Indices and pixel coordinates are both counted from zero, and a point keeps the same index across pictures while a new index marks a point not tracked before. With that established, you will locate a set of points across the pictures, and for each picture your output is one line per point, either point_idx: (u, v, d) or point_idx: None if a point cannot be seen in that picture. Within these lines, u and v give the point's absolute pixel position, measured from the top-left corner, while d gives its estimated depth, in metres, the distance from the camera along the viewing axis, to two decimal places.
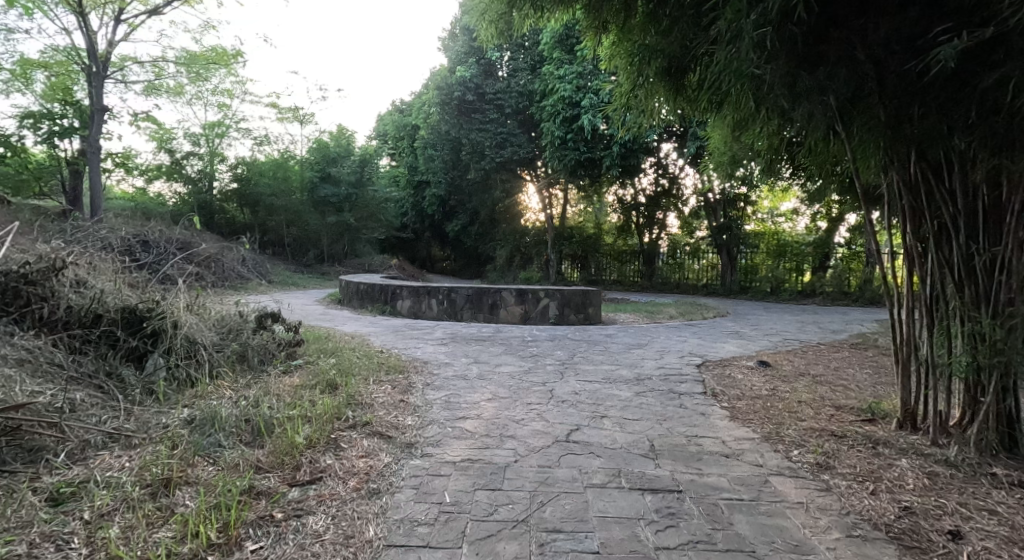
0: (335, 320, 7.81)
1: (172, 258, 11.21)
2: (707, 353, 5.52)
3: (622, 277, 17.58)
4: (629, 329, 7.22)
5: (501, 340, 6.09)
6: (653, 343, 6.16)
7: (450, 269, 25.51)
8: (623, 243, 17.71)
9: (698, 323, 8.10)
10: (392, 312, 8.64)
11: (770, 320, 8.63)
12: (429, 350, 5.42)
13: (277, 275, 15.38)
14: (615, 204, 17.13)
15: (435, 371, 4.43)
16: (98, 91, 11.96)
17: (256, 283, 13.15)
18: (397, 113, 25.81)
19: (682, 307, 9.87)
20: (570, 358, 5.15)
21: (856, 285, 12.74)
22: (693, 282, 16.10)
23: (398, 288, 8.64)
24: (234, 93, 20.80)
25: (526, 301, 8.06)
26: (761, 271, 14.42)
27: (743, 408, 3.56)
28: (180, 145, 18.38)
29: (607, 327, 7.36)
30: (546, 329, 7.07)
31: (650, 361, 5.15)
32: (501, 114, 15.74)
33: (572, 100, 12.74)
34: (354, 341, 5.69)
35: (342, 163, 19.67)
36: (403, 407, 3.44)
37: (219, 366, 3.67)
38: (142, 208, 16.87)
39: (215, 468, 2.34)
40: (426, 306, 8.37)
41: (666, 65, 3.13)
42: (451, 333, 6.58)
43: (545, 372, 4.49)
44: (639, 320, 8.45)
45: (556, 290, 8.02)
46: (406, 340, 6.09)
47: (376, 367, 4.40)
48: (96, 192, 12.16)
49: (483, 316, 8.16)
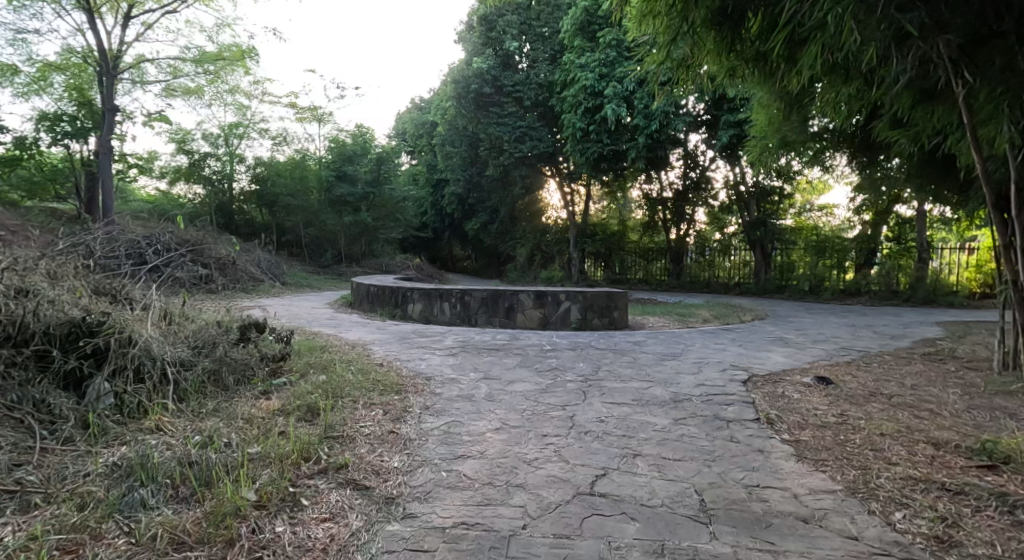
0: (342, 326, 7.29)
1: (180, 260, 10.86)
2: (753, 366, 4.81)
3: (649, 276, 16.81)
4: (660, 335, 6.53)
5: (517, 350, 5.48)
6: (688, 352, 5.47)
7: (470, 268, 25.04)
8: (649, 240, 16.96)
9: (736, 327, 7.36)
10: (402, 316, 8.10)
11: (814, 324, 7.85)
12: (435, 362, 4.84)
13: (292, 276, 15.03)
14: (641, 200, 16.43)
15: (437, 390, 3.85)
16: (108, 93, 11.51)
17: (269, 285, 12.77)
18: (415, 110, 25.41)
19: (717, 309, 9.14)
20: (595, 372, 4.52)
21: (906, 283, 11.73)
22: (724, 281, 15.26)
23: (408, 290, 8.09)
24: (253, 93, 20.60)
25: (545, 304, 7.43)
26: (798, 268, 13.52)
27: (808, 442, 2.88)
28: (196, 144, 18.12)
29: (635, 333, 6.69)
30: (568, 336, 6.43)
31: (687, 376, 4.47)
32: (521, 107, 15.09)
33: (595, 89, 12.05)
34: (354, 352, 5.13)
35: (359, 161, 19.22)
36: (391, 441, 2.85)
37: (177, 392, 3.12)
38: (159, 209, 16.64)
39: (122, 545, 1.78)
40: (438, 310, 7.79)
41: (719, 8, 2.56)
42: (462, 341, 5.99)
43: (564, 392, 3.86)
44: (670, 323, 7.75)
45: (578, 292, 7.39)
46: (413, 350, 5.53)
47: (369, 387, 3.81)
48: (107, 193, 11.78)
49: (499, 321, 7.55)
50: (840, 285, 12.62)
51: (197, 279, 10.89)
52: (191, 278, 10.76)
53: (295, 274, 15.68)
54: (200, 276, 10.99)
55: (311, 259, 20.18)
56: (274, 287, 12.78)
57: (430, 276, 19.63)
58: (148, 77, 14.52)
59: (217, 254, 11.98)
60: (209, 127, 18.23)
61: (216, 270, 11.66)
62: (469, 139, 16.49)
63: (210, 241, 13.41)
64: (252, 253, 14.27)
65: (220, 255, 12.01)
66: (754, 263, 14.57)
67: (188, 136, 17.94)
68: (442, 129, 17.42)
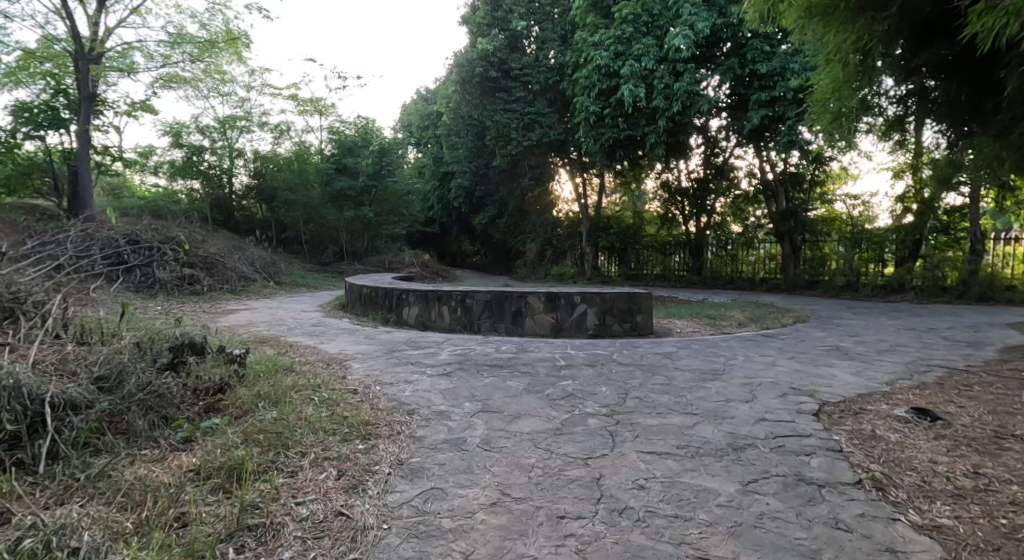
0: (325, 334, 6.42)
1: (163, 260, 10.08)
2: (820, 390, 3.85)
3: (667, 271, 15.72)
4: (694, 345, 5.58)
5: (525, 367, 4.57)
6: (732, 368, 4.53)
7: (480, 264, 24.20)
8: (667, 234, 15.88)
9: (779, 333, 6.38)
10: (397, 322, 7.22)
11: (867, 328, 6.85)
12: (424, 386, 3.95)
13: (289, 274, 14.19)
14: (658, 189, 15.51)
15: (419, 433, 2.95)
16: (84, 79, 10.67)
17: (263, 285, 11.96)
18: (421, 101, 24.56)
19: (750, 311, 8.14)
20: (622, 402, 3.59)
21: (955, 279, 10.62)
22: (749, 277, 14.19)
23: (403, 293, 7.20)
24: (252, 84, 19.83)
25: (558, 308, 6.50)
26: (831, 263, 12.47)
27: (957, 532, 1.96)
28: (192, 138, 17.37)
29: (663, 342, 5.74)
30: (584, 347, 5.49)
31: (740, 404, 3.53)
32: (530, 92, 14.11)
33: (610, 69, 11.05)
34: (326, 373, 4.25)
35: (360, 153, 18.34)
36: (334, 535, 1.95)
37: (41, 460, 2.27)
38: (153, 205, 15.84)
39: None
40: (436, 315, 6.89)
41: None
42: (460, 355, 5.10)
43: (585, 435, 2.94)
44: (700, 328, 6.80)
45: (595, 294, 6.47)
46: (399, 366, 4.63)
47: (328, 430, 2.91)
48: (87, 188, 10.99)
49: (506, 327, 6.63)
50: (881, 281, 11.53)
51: (181, 279, 10.09)
52: (174, 279, 9.96)
53: (293, 272, 14.86)
54: (185, 276, 10.19)
55: (311, 257, 19.32)
56: (266, 287, 11.96)
57: (437, 273, 18.75)
58: (137, 67, 13.74)
59: (205, 252, 11.17)
60: (205, 119, 17.44)
61: (203, 270, 10.85)
62: (475, 128, 15.58)
63: (200, 239, 12.61)
64: (245, 252, 13.45)
65: (207, 253, 11.20)
66: (781, 257, 13.54)
67: (183, 128, 17.18)
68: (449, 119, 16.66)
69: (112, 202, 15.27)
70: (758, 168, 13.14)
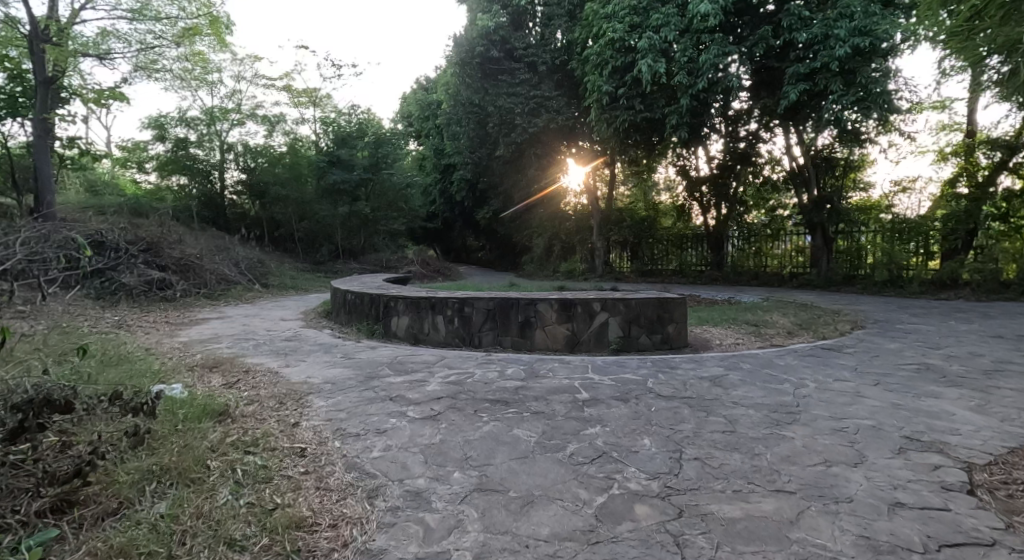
0: (297, 352, 5.39)
1: (130, 263, 9.14)
2: (949, 442, 2.78)
3: (684, 267, 14.65)
4: (745, 366, 4.50)
5: (537, 404, 3.51)
6: (809, 403, 3.45)
7: (485, 260, 23.22)
8: (685, 226, 14.73)
9: (841, 345, 5.29)
10: (385, 334, 6.19)
11: (944, 335, 5.75)
12: (401, 441, 2.91)
13: (279, 275, 13.19)
14: (677, 178, 14.43)
15: (380, 548, 1.92)
16: (40, 63, 9.72)
17: (246, 289, 10.93)
18: (421, 90, 23.58)
19: (796, 316, 7.05)
20: (677, 470, 2.53)
21: (1017, 273, 9.52)
22: (775, 271, 13.06)
23: (391, 300, 6.17)
24: (243, 75, 18.87)
25: (574, 318, 5.44)
26: (869, 257, 11.37)
27: None
28: (176, 130, 16.38)
29: (705, 363, 4.67)
30: (609, 370, 4.43)
31: (850, 472, 2.46)
32: (535, 74, 13.13)
33: (624, 44, 9.96)
34: (275, 421, 3.17)
35: (356, 144, 17.29)
36: None
37: None
38: (135, 201, 14.79)
39: None
40: (430, 326, 5.87)
41: None
42: (455, 384, 4.04)
43: (637, 547, 1.90)
44: (744, 339, 5.74)
45: (618, 300, 5.40)
46: (374, 404, 3.59)
47: (233, 546, 1.88)
48: (48, 184, 10.01)
49: (511, 341, 5.57)
50: (928, 275, 10.39)
51: (150, 284, 9.00)
52: (141, 283, 8.87)
53: (283, 272, 13.85)
54: (154, 281, 9.11)
55: (305, 255, 18.31)
56: (250, 290, 10.93)
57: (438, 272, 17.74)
58: (113, 53, 12.85)
59: (179, 253, 10.15)
60: (190, 110, 16.38)
61: (176, 274, 9.77)
62: (476, 115, 14.53)
63: (179, 239, 11.62)
64: (229, 252, 12.43)
65: (183, 254, 10.15)
66: (811, 250, 12.42)
67: (166, 121, 16.18)
68: (450, 105, 15.64)
69: (91, 200, 14.26)
70: (786, 153, 12.05)
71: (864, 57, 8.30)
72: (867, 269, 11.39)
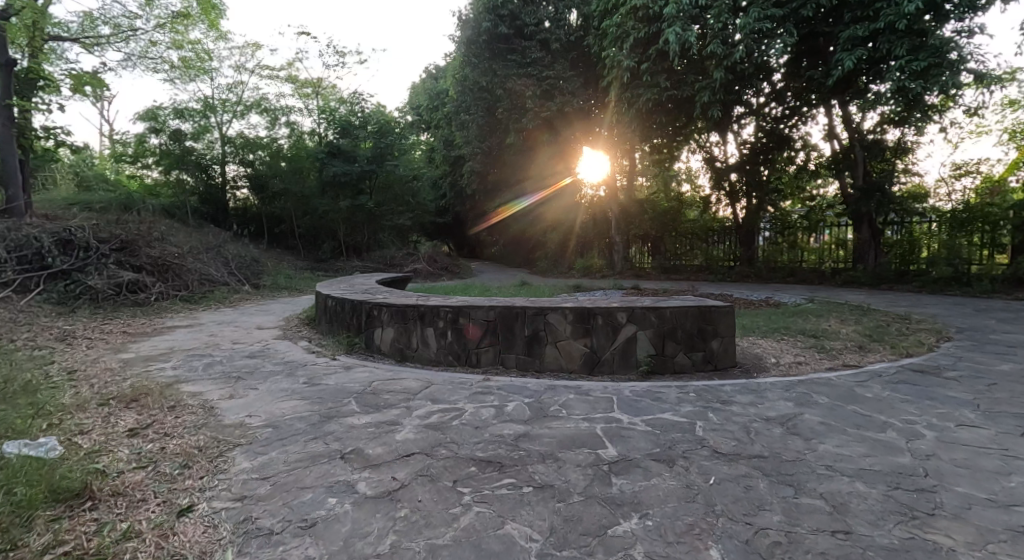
0: (253, 374, 4.40)
1: (101, 264, 8.32)
2: None
3: (710, 262, 13.49)
4: (822, 401, 3.41)
5: (544, 471, 2.48)
6: (942, 472, 2.37)
7: (499, 255, 22.23)
8: (711, 218, 13.56)
9: (935, 366, 4.16)
10: (367, 350, 5.21)
11: None
12: (332, 550, 1.90)
13: (274, 275, 12.31)
14: (704, 166, 13.25)
15: None
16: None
17: (234, 290, 10.02)
18: (430, 80, 22.63)
19: (859, 324, 5.90)
20: None
21: None
22: (814, 267, 11.85)
23: (374, 308, 5.18)
24: (243, 66, 18.05)
25: (593, 332, 4.38)
26: (924, 250, 10.16)
27: None
28: (171, 123, 15.26)
29: (765, 396, 3.57)
30: (640, 407, 3.38)
31: None
32: (548, 52, 12.16)
33: (650, 12, 8.88)
34: (156, 504, 2.16)
35: (358, 134, 16.34)
36: None
37: None
38: (126, 197, 13.99)
39: None
40: (418, 341, 4.84)
41: None
42: (434, 433, 3.01)
43: None
44: (805, 356, 4.64)
45: (647, 310, 4.33)
46: (316, 466, 2.58)
47: None
48: (15, 176, 9.19)
49: (516, 360, 4.53)
50: (1001, 272, 9.12)
51: (120, 287, 8.08)
52: (110, 285, 7.95)
53: (279, 271, 12.95)
54: (125, 283, 8.18)
55: (307, 253, 17.45)
56: (237, 291, 10.00)
57: (447, 269, 16.76)
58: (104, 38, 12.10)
59: (158, 251, 9.27)
60: (185, 102, 15.50)
61: (152, 275, 8.84)
62: (485, 99, 13.51)
63: (164, 236, 10.76)
64: (220, 250, 11.56)
65: (162, 253, 9.28)
66: (855, 244, 11.20)
67: (159, 111, 15.09)
68: (457, 91, 14.66)
69: (79, 195, 13.48)
70: (827, 135, 10.84)
71: (936, 14, 7.10)
72: (923, 264, 10.15)
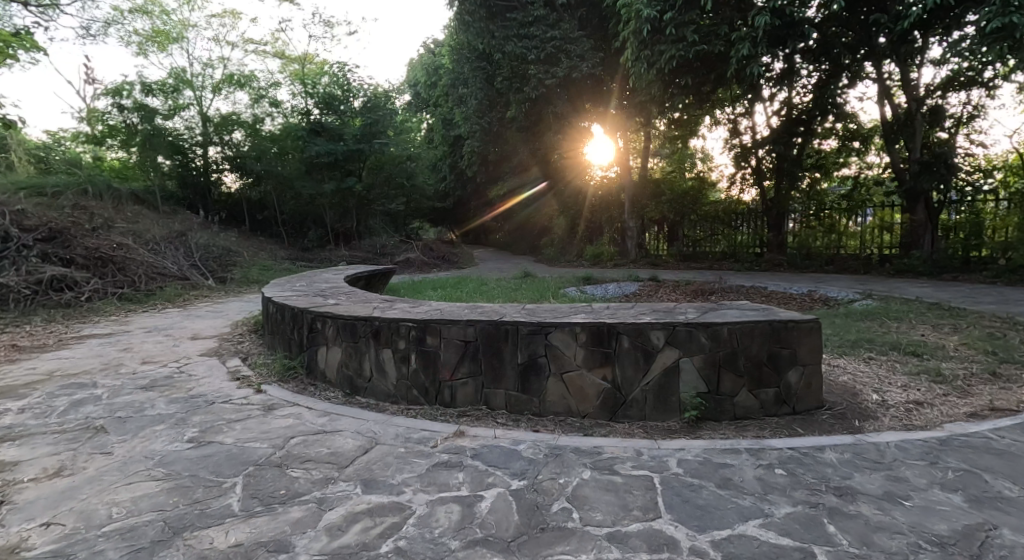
0: (127, 421, 3.07)
1: (21, 256, 7.01)
2: None
3: (735, 248, 12.00)
4: (1013, 496, 2.02)
5: None
6: None
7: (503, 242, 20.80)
8: (734, 198, 12.00)
9: None
10: (309, 376, 3.85)
11: None
12: None
13: (249, 266, 10.97)
14: (729, 141, 11.70)
15: None
16: None
17: (191, 286, 8.67)
18: (430, 54, 21.06)
19: (963, 333, 4.47)
20: None
21: None
22: (855, 254, 10.37)
23: (316, 320, 3.81)
24: (225, 38, 16.57)
25: (615, 359, 3.00)
26: (993, 233, 8.65)
27: None
28: (142, 97, 13.64)
29: (906, 478, 2.19)
30: (708, 508, 2.01)
31: None
32: (554, 10, 10.61)
33: None
34: None
35: (345, 110, 14.87)
36: None
37: None
38: (88, 179, 12.63)
39: None
40: (371, 367, 3.48)
41: None
42: None
43: None
44: (922, 388, 3.24)
45: (697, 326, 2.94)
46: None
47: None
48: None
49: (505, 399, 3.16)
50: None
51: (41, 285, 6.73)
52: (28, 283, 6.62)
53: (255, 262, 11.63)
54: (48, 280, 6.85)
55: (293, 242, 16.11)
56: (195, 287, 8.66)
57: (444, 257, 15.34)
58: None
59: (98, 242, 7.95)
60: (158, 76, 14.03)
61: (89, 270, 7.51)
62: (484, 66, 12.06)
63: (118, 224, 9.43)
64: (185, 239, 10.23)
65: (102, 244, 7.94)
66: (907, 228, 9.67)
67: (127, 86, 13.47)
68: (452, 61, 13.18)
69: (36, 179, 12.13)
70: (877, 99, 9.29)
71: None
72: (990, 251, 8.64)
